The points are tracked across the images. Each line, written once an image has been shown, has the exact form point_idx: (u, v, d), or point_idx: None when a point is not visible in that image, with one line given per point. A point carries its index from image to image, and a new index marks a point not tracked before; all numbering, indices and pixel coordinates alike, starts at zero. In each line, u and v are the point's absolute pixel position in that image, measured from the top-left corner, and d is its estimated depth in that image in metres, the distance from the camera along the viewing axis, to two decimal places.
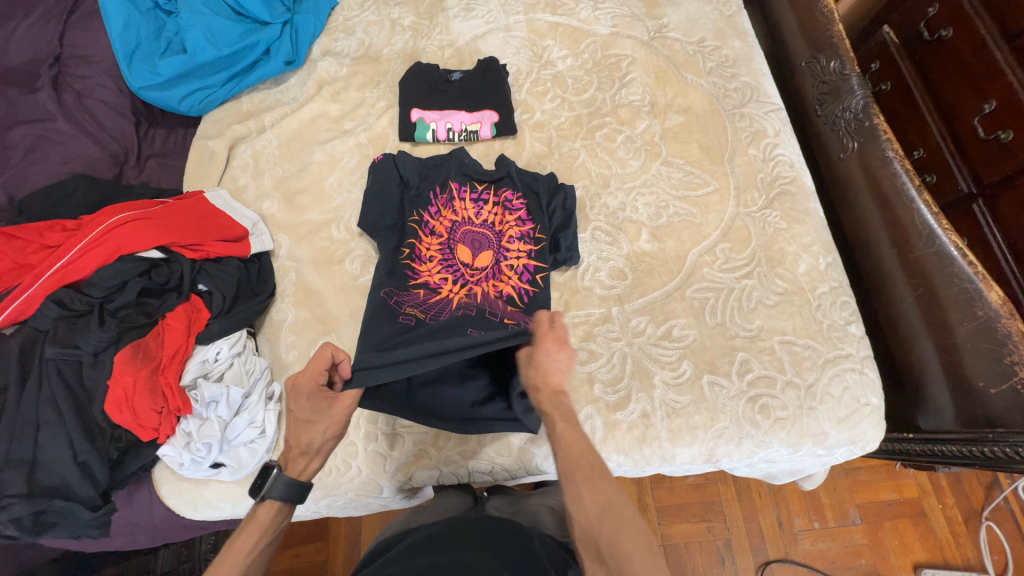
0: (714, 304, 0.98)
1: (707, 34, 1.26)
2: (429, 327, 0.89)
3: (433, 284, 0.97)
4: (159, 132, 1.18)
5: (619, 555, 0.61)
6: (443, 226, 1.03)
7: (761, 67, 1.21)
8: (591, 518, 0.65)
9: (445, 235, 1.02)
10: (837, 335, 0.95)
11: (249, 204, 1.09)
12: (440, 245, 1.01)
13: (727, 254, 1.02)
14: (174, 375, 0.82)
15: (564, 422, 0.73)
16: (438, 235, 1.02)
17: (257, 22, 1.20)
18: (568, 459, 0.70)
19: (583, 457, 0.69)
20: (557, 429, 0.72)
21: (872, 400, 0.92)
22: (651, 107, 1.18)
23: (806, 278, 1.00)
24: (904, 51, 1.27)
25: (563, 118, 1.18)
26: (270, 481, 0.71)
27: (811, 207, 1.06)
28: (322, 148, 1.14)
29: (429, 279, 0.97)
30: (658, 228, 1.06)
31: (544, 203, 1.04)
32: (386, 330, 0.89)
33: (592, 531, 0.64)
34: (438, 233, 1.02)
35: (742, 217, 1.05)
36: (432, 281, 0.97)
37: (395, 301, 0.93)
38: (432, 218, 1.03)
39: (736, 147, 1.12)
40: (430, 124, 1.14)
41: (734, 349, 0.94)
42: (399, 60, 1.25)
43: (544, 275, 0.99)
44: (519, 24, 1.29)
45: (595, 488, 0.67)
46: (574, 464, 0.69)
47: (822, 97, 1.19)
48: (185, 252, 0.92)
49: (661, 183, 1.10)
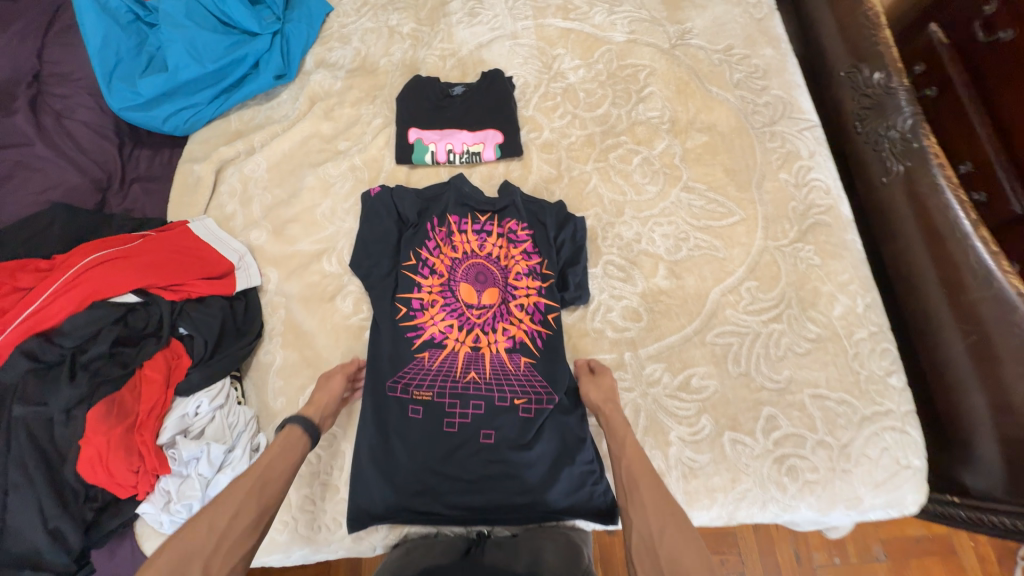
0: (738, 350, 0.88)
1: (735, 41, 1.15)
2: (439, 412, 0.86)
3: (438, 337, 0.90)
4: (145, 153, 1.11)
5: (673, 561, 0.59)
6: (442, 265, 0.95)
7: (795, 79, 1.10)
8: (652, 526, 0.64)
9: (445, 274, 0.94)
10: (876, 389, 0.85)
11: (236, 233, 1.02)
12: (440, 288, 0.93)
13: (755, 294, 0.92)
14: (151, 432, 0.76)
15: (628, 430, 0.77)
16: (438, 275, 0.94)
17: (245, 32, 1.12)
18: (632, 466, 0.71)
19: (646, 469, 0.71)
20: (621, 439, 0.76)
21: (913, 463, 0.82)
22: (672, 124, 1.08)
23: (842, 321, 0.90)
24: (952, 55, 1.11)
25: (573, 137, 1.08)
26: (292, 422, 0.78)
27: (849, 239, 0.96)
28: (314, 172, 1.06)
29: (434, 331, 0.91)
30: (676, 263, 0.96)
31: (551, 234, 0.96)
32: (392, 421, 0.86)
33: (651, 541, 0.62)
34: (439, 274, 0.94)
35: (772, 250, 0.95)
36: (437, 333, 0.90)
37: (399, 386, 0.87)
38: (432, 255, 0.95)
39: (765, 172, 1.02)
40: (429, 145, 1.05)
41: (760, 404, 0.85)
42: (397, 72, 1.16)
43: (555, 315, 0.91)
44: (527, 31, 1.19)
45: (656, 497, 0.67)
46: (639, 472, 0.70)
47: (863, 114, 1.07)
48: (165, 293, 0.85)
49: (681, 211, 1.00)
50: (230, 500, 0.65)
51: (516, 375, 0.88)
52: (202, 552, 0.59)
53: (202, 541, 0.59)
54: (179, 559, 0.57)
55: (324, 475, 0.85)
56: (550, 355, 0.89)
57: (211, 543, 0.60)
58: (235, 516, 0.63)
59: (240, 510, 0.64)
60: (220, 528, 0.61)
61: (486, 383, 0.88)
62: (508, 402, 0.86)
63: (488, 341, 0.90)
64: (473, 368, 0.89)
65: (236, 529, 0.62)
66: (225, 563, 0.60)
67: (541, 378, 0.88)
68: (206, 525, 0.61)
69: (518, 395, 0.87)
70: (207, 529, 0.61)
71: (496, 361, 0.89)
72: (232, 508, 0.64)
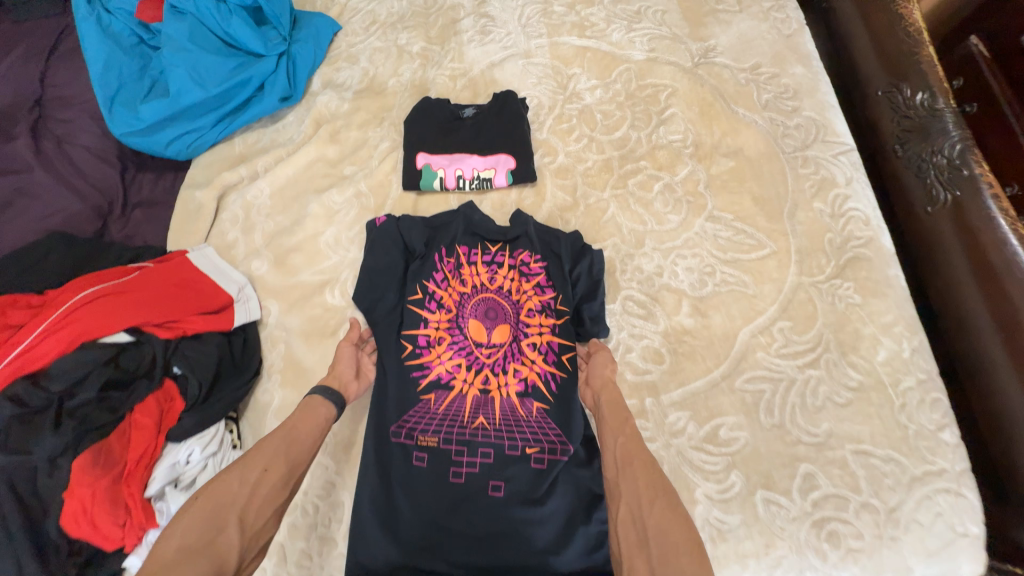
0: (771, 398, 0.81)
1: (763, 59, 1.08)
2: (445, 461, 0.80)
3: (445, 377, 0.84)
4: (148, 177, 1.08)
5: (662, 536, 0.58)
6: (451, 299, 0.88)
7: (828, 99, 1.03)
8: (641, 501, 0.63)
9: (454, 309, 0.88)
10: (926, 445, 0.77)
11: (237, 262, 0.98)
12: (448, 324, 0.87)
13: (789, 335, 0.85)
14: (138, 483, 0.71)
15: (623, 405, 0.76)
16: (446, 310, 0.88)
17: (250, 53, 1.09)
18: (627, 443, 0.70)
19: (639, 446, 0.69)
20: (615, 415, 0.74)
21: (971, 530, 0.73)
22: (695, 148, 1.01)
23: (885, 368, 0.82)
24: (997, 67, 0.99)
25: (590, 161, 1.02)
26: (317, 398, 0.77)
27: (892, 275, 0.88)
28: (318, 199, 1.02)
29: (440, 371, 0.84)
30: (700, 299, 0.89)
31: (566, 267, 0.89)
32: (395, 469, 0.80)
33: (640, 515, 0.62)
34: (448, 309, 0.88)
35: (807, 287, 0.88)
36: (445, 373, 0.84)
37: (403, 431, 0.81)
38: (441, 289, 0.89)
39: (798, 201, 0.95)
40: (438, 170, 1.00)
41: (796, 460, 0.77)
42: (406, 93, 1.12)
43: (571, 356, 0.85)
44: (541, 49, 1.14)
45: (648, 473, 0.65)
46: (633, 449, 0.69)
47: (903, 137, 0.98)
48: (160, 330, 0.81)
49: (706, 243, 0.93)
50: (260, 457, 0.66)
51: (528, 421, 0.82)
52: (235, 505, 0.60)
53: (236, 494, 0.61)
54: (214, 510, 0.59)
55: (322, 527, 0.79)
56: (564, 400, 0.83)
57: (244, 494, 0.61)
58: (263, 471, 0.65)
59: (269, 466, 0.65)
60: (251, 479, 0.63)
61: (496, 429, 0.82)
62: (519, 450, 0.80)
63: (498, 383, 0.84)
64: (482, 412, 0.83)
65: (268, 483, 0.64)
66: (258, 517, 0.62)
67: (555, 426, 0.82)
68: (236, 480, 0.62)
69: (530, 443, 0.81)
70: (239, 482, 0.62)
71: (507, 405, 0.83)
72: (261, 464, 0.65)
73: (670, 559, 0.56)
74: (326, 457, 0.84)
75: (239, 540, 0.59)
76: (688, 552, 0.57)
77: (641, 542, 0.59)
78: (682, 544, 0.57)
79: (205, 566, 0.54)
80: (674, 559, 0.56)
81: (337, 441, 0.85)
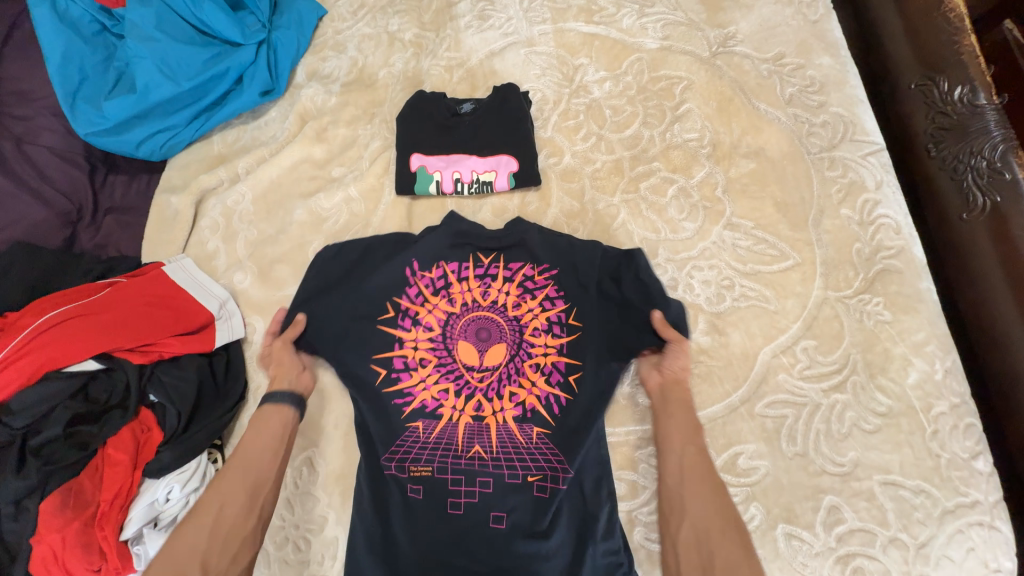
0: (793, 424, 0.76)
1: (787, 48, 0.99)
2: (441, 492, 0.74)
3: (431, 404, 0.78)
4: (120, 179, 0.99)
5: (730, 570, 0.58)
6: (432, 320, 0.81)
7: (858, 93, 0.94)
8: (710, 529, 0.62)
9: (438, 330, 0.80)
10: (959, 476, 0.72)
11: (217, 275, 0.91)
12: (429, 346, 0.80)
13: (813, 356, 0.79)
14: (112, 526, 0.66)
15: (686, 418, 0.71)
16: (428, 331, 0.80)
17: (226, 42, 0.99)
18: (695, 463, 0.67)
19: (707, 467, 0.67)
20: (683, 428, 0.70)
21: (1004, 566, 0.68)
22: (713, 148, 0.93)
23: (917, 392, 0.76)
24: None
25: (599, 163, 0.94)
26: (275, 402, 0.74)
27: (924, 289, 0.81)
28: (304, 204, 0.94)
29: (425, 398, 0.78)
30: (717, 315, 0.83)
31: (572, 276, 0.80)
32: (390, 502, 0.74)
33: (706, 539, 0.61)
34: (430, 327, 0.80)
35: (833, 302, 0.81)
36: (430, 400, 0.78)
37: (394, 462, 0.76)
38: (415, 306, 0.81)
39: (824, 207, 0.87)
40: (433, 173, 0.92)
41: (819, 492, 0.72)
42: (398, 85, 1.03)
43: (580, 375, 0.76)
44: (545, 36, 1.04)
45: (718, 500, 0.64)
46: (701, 471, 0.66)
47: (938, 135, 0.89)
48: (133, 355, 0.75)
49: (725, 254, 0.86)
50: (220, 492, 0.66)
51: (530, 448, 0.75)
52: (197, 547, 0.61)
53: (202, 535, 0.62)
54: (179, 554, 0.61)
55: (314, 565, 0.74)
56: (571, 424, 0.75)
57: (205, 533, 0.62)
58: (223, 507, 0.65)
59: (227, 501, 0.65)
60: (210, 518, 0.64)
61: (493, 458, 0.75)
62: (520, 479, 0.74)
63: (493, 408, 0.77)
64: (478, 440, 0.77)
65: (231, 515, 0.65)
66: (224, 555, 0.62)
67: (556, 450, 0.75)
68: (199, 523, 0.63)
69: (532, 471, 0.74)
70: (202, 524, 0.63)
71: (504, 432, 0.76)
72: (218, 499, 0.65)
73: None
74: (319, 490, 0.78)
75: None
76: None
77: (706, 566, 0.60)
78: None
79: None
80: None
81: (329, 471, 0.79)
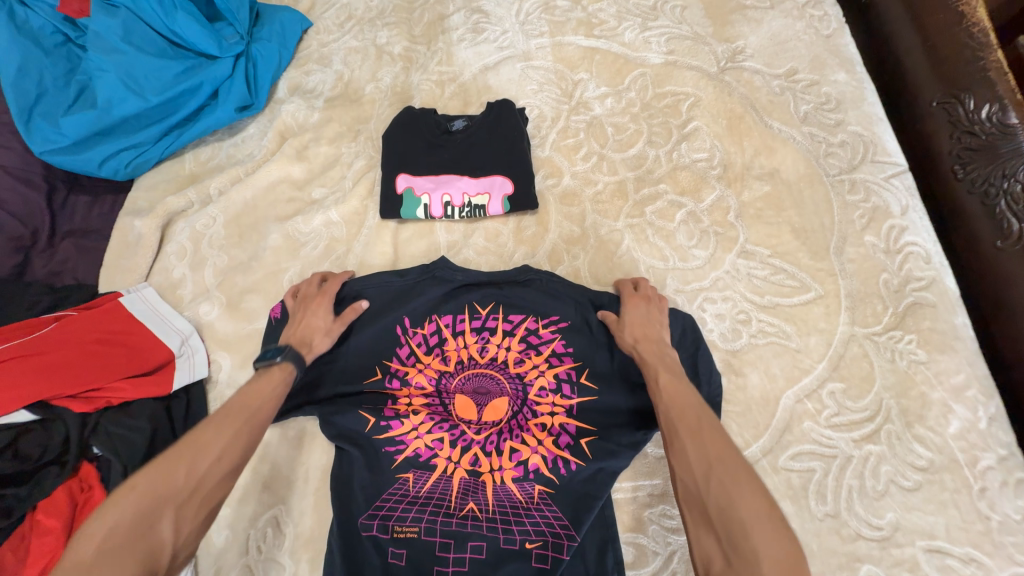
0: (822, 480, 0.67)
1: (800, 63, 0.93)
2: (428, 557, 0.63)
3: (424, 453, 0.69)
4: (83, 200, 0.91)
5: (738, 539, 0.45)
6: (425, 376, 0.72)
7: (876, 110, 0.88)
8: (703, 484, 0.50)
9: (431, 386, 0.72)
10: (1017, 544, 0.62)
11: (183, 306, 0.83)
12: (423, 399, 0.72)
13: (842, 401, 0.71)
14: None
15: (668, 373, 0.61)
16: (422, 386, 0.72)
17: (201, 54, 0.92)
18: (671, 410, 0.57)
19: (688, 410, 0.56)
20: (661, 380, 0.60)
21: None
22: (724, 169, 0.86)
23: (960, 443, 0.67)
24: None
25: (601, 184, 0.87)
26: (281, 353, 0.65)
27: (960, 326, 0.73)
28: (280, 228, 0.87)
29: (418, 447, 0.70)
30: (733, 354, 0.75)
31: (587, 334, 0.72)
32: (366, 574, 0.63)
33: (702, 498, 0.49)
34: (422, 386, 0.72)
35: (861, 339, 0.74)
36: (423, 449, 0.69)
37: (376, 520, 0.65)
38: (405, 367, 0.73)
39: (846, 234, 0.80)
40: (421, 195, 0.85)
41: (855, 560, 0.63)
42: (386, 101, 0.96)
43: (592, 441, 0.68)
44: (542, 50, 0.98)
45: (707, 447, 0.52)
46: (678, 416, 0.56)
47: (965, 156, 0.81)
48: (76, 403, 0.66)
49: (740, 284, 0.79)
50: (214, 443, 0.53)
51: (530, 511, 0.66)
52: (178, 497, 0.49)
53: (179, 486, 0.49)
54: (152, 500, 0.47)
55: None
56: (578, 492, 0.66)
57: (187, 488, 0.50)
58: (218, 460, 0.53)
59: (224, 454, 0.53)
60: (199, 468, 0.51)
61: (490, 518, 0.65)
62: (518, 545, 0.64)
63: (491, 464, 0.69)
64: (472, 497, 0.67)
65: (218, 475, 0.52)
66: (198, 515, 0.50)
67: (561, 514, 0.65)
68: (183, 469, 0.50)
69: (530, 537, 0.64)
70: (185, 473, 0.50)
71: (501, 492, 0.68)
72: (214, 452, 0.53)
73: (739, 538, 0.45)
74: (284, 556, 0.68)
75: (173, 541, 0.47)
76: (765, 520, 0.45)
77: (707, 521, 0.48)
78: (754, 519, 0.46)
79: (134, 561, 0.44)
80: (745, 539, 0.45)
81: (298, 534, 0.69)
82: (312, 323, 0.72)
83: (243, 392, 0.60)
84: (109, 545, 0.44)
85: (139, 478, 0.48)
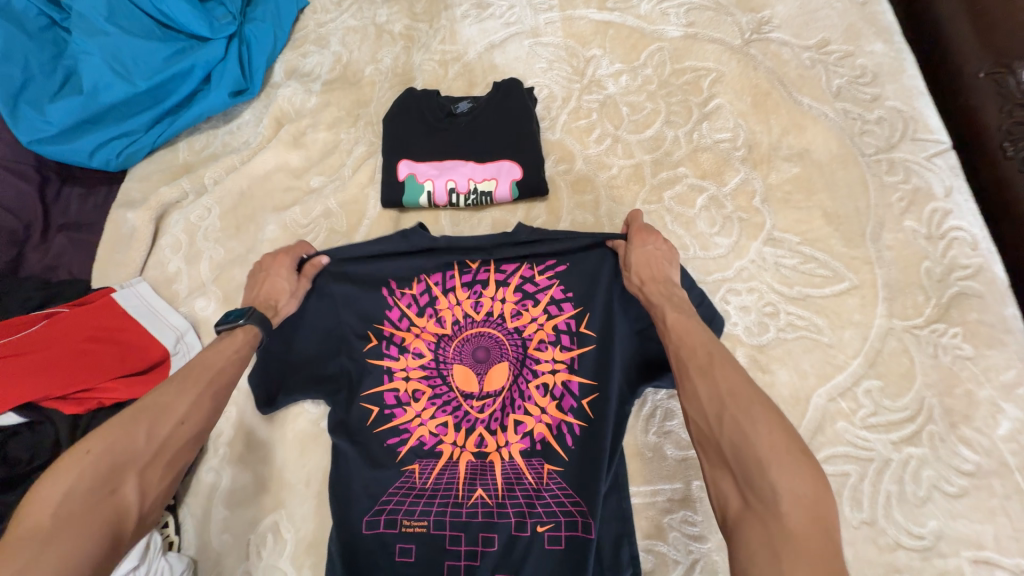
0: (857, 485, 0.62)
1: (832, 34, 0.85)
2: (438, 553, 0.61)
3: (429, 441, 0.65)
4: (77, 191, 0.87)
5: (752, 474, 0.41)
6: (422, 342, 0.68)
7: (917, 83, 0.80)
8: (713, 418, 0.46)
9: (428, 354, 0.68)
10: None
11: (178, 301, 0.80)
12: (421, 371, 0.67)
13: (879, 401, 0.65)
14: None
15: (675, 311, 0.56)
16: (420, 355, 0.68)
17: (192, 36, 0.88)
18: (681, 349, 0.52)
19: (698, 344, 0.51)
20: (668, 318, 0.56)
21: None
22: (749, 150, 0.80)
23: (1012, 445, 0.62)
24: None
25: (615, 168, 0.82)
26: (245, 315, 0.60)
27: (1011, 317, 0.67)
28: (278, 219, 0.83)
29: (421, 433, 0.66)
30: (759, 349, 0.70)
31: (592, 281, 0.66)
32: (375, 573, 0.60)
33: (712, 433, 0.45)
34: (420, 353, 0.68)
35: (900, 333, 0.68)
36: (428, 436, 0.65)
37: (383, 516, 0.63)
38: (401, 332, 0.68)
39: (883, 218, 0.74)
40: (424, 182, 0.80)
41: (894, 571, 0.59)
42: (387, 83, 0.91)
43: (596, 398, 0.64)
44: (552, 25, 0.92)
45: (716, 380, 0.47)
46: (688, 354, 0.51)
47: (1016, 131, 0.72)
48: (68, 405, 0.64)
49: (767, 275, 0.73)
50: (176, 406, 0.51)
51: (541, 492, 0.62)
52: (139, 460, 0.47)
53: (139, 450, 0.48)
54: (112, 464, 0.46)
55: None
56: (587, 457, 0.62)
57: (150, 452, 0.48)
58: (181, 424, 0.51)
59: (189, 417, 0.52)
60: (161, 433, 0.49)
61: (501, 505, 0.62)
62: (529, 530, 0.61)
63: (497, 441, 0.65)
64: (480, 483, 0.64)
65: (182, 440, 0.51)
66: (163, 480, 0.49)
67: (565, 484, 0.63)
68: (144, 433, 0.48)
69: (542, 520, 0.61)
70: (147, 436, 0.48)
71: (510, 471, 0.64)
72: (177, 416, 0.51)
73: (754, 475, 0.41)
74: (286, 560, 0.66)
75: (138, 504, 0.47)
76: (784, 452, 0.41)
77: (722, 462, 0.44)
78: (769, 452, 0.41)
79: (93, 528, 0.43)
80: (762, 475, 0.40)
81: (300, 539, 0.67)
82: (276, 283, 0.66)
83: (202, 356, 0.56)
84: (66, 512, 0.42)
85: (93, 442, 0.46)
